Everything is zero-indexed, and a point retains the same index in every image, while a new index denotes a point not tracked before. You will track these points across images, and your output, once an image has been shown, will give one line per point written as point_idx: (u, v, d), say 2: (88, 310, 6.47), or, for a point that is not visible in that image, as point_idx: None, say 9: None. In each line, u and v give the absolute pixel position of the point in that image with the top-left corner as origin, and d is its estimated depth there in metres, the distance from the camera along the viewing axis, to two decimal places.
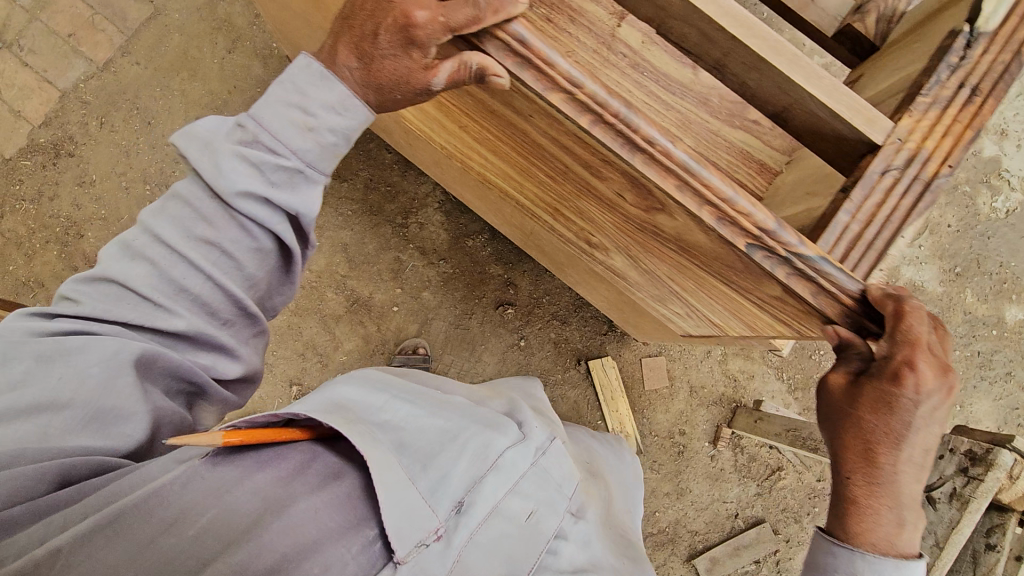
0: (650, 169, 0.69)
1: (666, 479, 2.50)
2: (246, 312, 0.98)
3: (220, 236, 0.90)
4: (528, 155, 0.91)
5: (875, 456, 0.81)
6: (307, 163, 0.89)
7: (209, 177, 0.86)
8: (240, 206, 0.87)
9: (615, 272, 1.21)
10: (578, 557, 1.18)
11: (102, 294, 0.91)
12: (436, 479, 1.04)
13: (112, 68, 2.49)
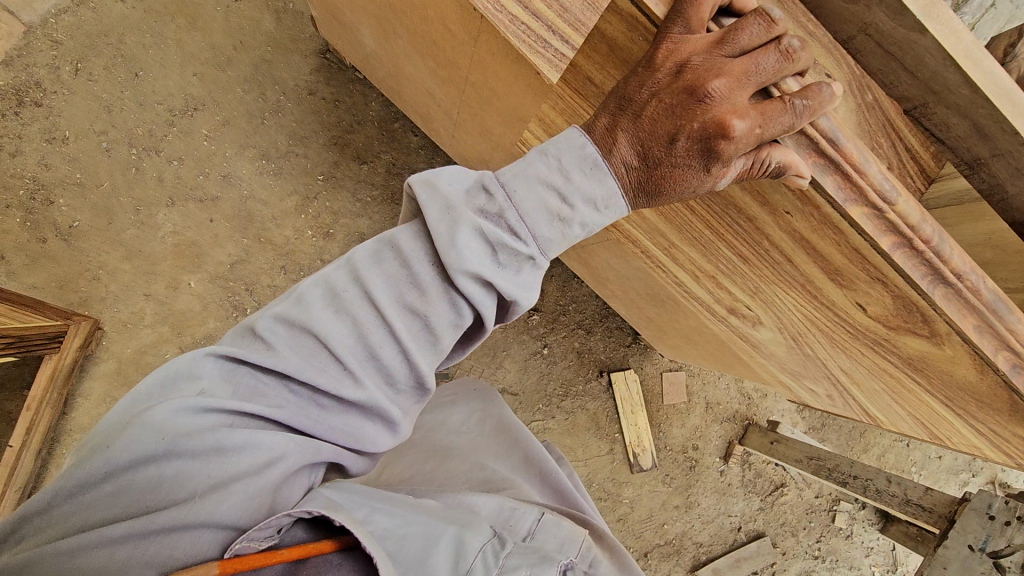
0: (951, 305, 0.59)
1: (676, 492, 2.50)
2: (422, 388, 0.88)
3: (428, 310, 0.81)
4: (728, 232, 0.78)
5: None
6: (543, 251, 0.74)
7: (443, 246, 0.71)
8: (462, 285, 0.73)
9: (742, 337, 1.11)
10: None
11: (299, 350, 0.81)
12: None
13: (92, 3, 2.10)
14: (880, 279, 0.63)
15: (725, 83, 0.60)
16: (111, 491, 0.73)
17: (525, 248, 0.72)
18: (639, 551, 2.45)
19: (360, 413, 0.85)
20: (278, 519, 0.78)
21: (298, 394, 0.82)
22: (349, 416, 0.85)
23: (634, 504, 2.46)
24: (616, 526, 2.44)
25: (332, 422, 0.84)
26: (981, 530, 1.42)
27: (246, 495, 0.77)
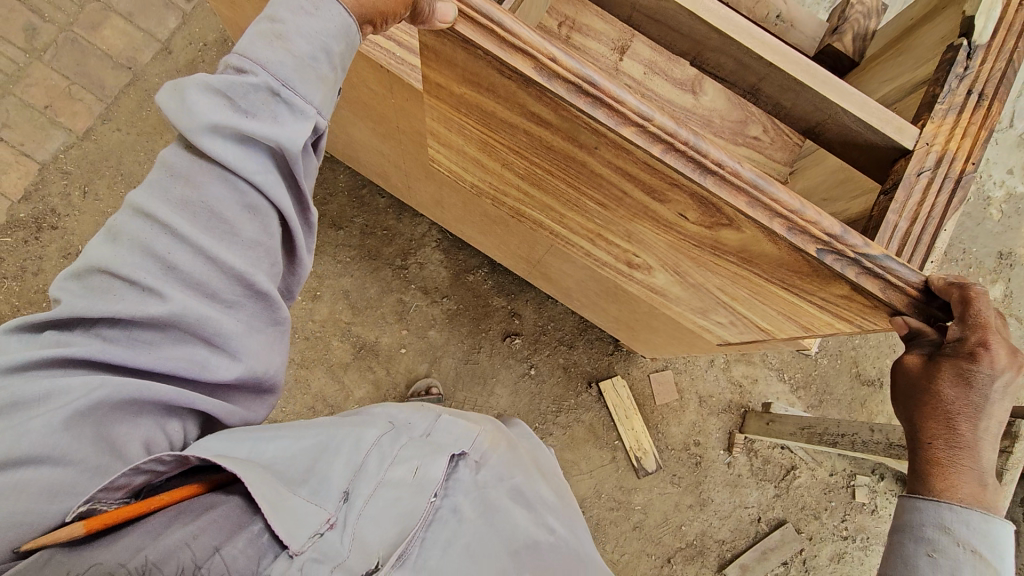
0: (723, 189, 0.76)
1: (687, 492, 2.53)
2: (257, 292, 0.83)
3: (204, 195, 0.79)
4: (582, 185, 0.96)
5: (955, 426, 0.77)
6: (281, 82, 0.79)
7: (176, 123, 0.78)
8: (208, 152, 0.78)
9: (652, 290, 1.26)
10: (503, 487, 0.98)
11: (86, 289, 0.77)
12: (313, 480, 0.90)
13: (93, 135, 2.44)
14: (673, 180, 0.79)
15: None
16: None
17: (257, 78, 0.78)
18: (662, 558, 2.47)
19: (183, 330, 0.79)
20: (123, 476, 0.76)
21: (105, 337, 0.78)
22: (167, 343, 0.79)
23: (647, 509, 2.50)
24: (633, 534, 2.48)
25: (147, 356, 0.78)
26: None
27: (42, 438, 0.72)
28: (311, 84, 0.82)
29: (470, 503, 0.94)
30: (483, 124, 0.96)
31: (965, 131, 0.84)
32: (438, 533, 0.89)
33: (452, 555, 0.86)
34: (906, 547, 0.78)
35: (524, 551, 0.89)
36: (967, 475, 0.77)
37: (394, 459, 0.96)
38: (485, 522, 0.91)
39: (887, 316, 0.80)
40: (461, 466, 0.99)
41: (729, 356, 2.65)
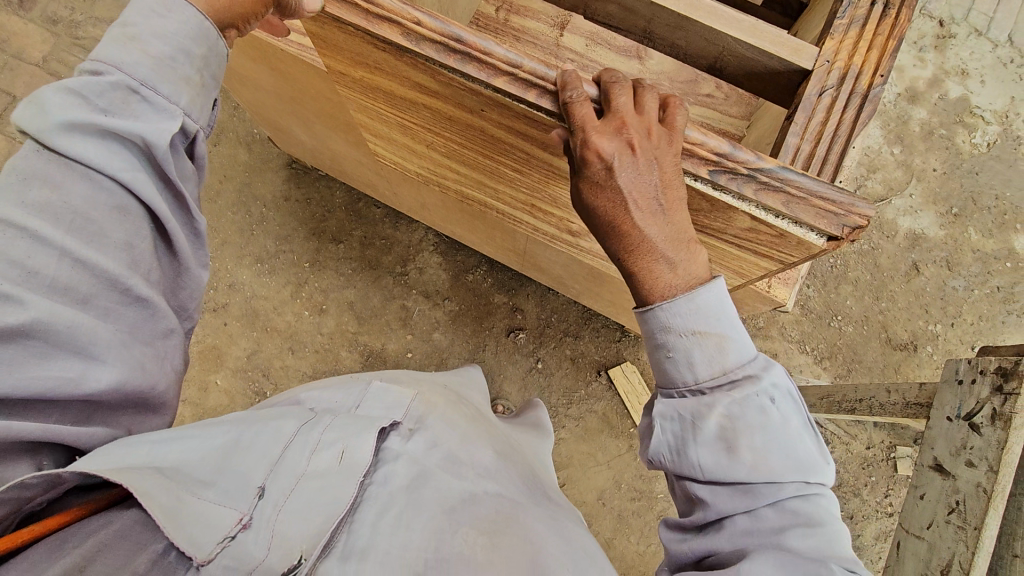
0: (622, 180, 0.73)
1: None
2: (135, 297, 0.87)
3: (65, 197, 0.81)
4: (492, 153, 0.96)
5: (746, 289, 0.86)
6: (141, 82, 0.86)
7: (29, 127, 0.82)
8: (75, 153, 0.82)
9: (604, 258, 1.24)
10: (432, 458, 1.10)
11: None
12: (224, 487, 0.94)
13: None
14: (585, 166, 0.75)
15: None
16: None
17: (116, 77, 0.84)
18: None
19: (54, 345, 0.79)
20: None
21: None
22: (23, 360, 0.76)
23: (671, 497, 2.42)
24: (658, 523, 2.40)
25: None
26: (954, 399, 1.36)
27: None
28: (174, 83, 0.89)
29: (401, 474, 1.05)
30: (390, 105, 0.98)
31: (870, 44, 0.79)
32: (372, 508, 0.99)
33: (385, 528, 0.96)
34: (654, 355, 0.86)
35: (457, 513, 1.01)
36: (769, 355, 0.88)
37: (317, 446, 1.03)
38: (415, 493, 1.02)
39: (795, 245, 0.76)
40: (392, 437, 1.11)
41: None
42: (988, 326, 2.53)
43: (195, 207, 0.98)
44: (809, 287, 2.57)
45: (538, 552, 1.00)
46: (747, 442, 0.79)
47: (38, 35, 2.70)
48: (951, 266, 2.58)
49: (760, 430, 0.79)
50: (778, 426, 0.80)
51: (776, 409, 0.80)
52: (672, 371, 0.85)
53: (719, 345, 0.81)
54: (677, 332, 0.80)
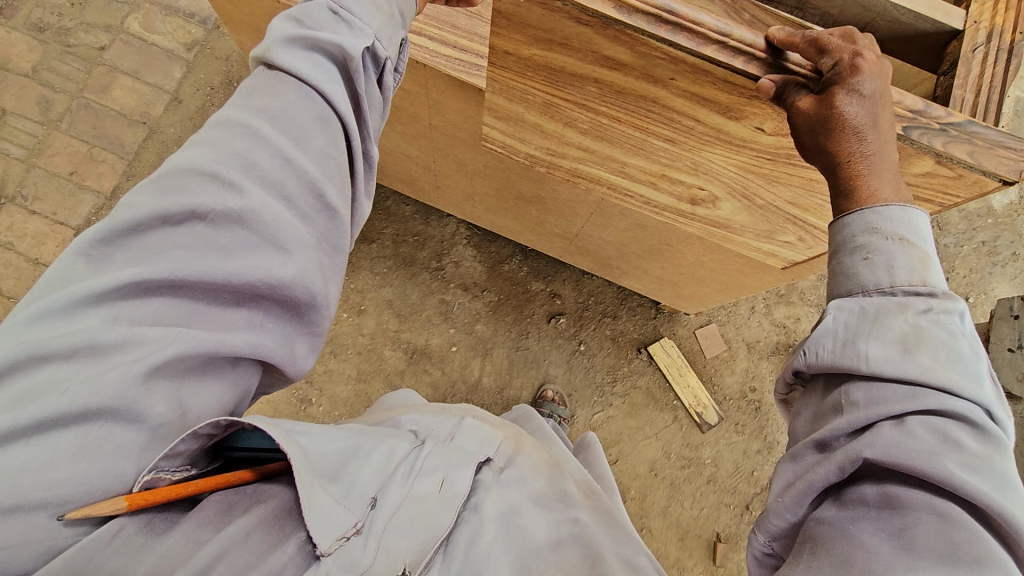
0: (876, 107, 0.83)
1: (754, 438, 2.56)
2: (325, 206, 0.86)
3: (280, 101, 0.85)
4: (649, 124, 1.02)
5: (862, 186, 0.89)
6: (341, 6, 0.93)
7: (259, 48, 0.88)
8: (286, 62, 0.86)
9: (716, 224, 1.31)
10: (521, 495, 1.13)
11: (162, 189, 0.77)
12: (344, 483, 0.94)
13: (122, 193, 2.48)
14: (853, 70, 0.83)
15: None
16: (29, 453, 0.65)
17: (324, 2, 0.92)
18: (740, 506, 2.48)
19: (261, 237, 0.78)
20: (184, 444, 0.74)
21: (191, 244, 0.75)
22: (241, 247, 0.77)
23: (718, 461, 2.53)
24: (708, 489, 2.50)
25: (221, 258, 0.75)
26: (1013, 331, 1.52)
27: (117, 386, 0.68)
28: (368, 7, 0.95)
29: (491, 504, 1.08)
30: (549, 82, 1.01)
31: (1008, 6, 0.97)
32: (462, 538, 1.03)
33: (475, 555, 0.99)
34: (843, 263, 0.85)
35: (540, 550, 1.01)
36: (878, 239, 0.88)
37: (420, 473, 1.05)
38: (504, 525, 1.05)
39: (965, 185, 0.89)
40: (485, 470, 1.16)
41: (768, 300, 2.70)
42: (978, 278, 2.78)
43: (371, 133, 0.98)
44: None
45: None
46: (930, 351, 0.74)
47: (24, 43, 2.53)
48: (942, 226, 2.83)
49: (946, 351, 0.74)
50: (966, 357, 0.75)
51: (971, 345, 0.76)
52: (863, 276, 0.82)
53: (919, 262, 0.80)
54: (882, 236, 0.81)
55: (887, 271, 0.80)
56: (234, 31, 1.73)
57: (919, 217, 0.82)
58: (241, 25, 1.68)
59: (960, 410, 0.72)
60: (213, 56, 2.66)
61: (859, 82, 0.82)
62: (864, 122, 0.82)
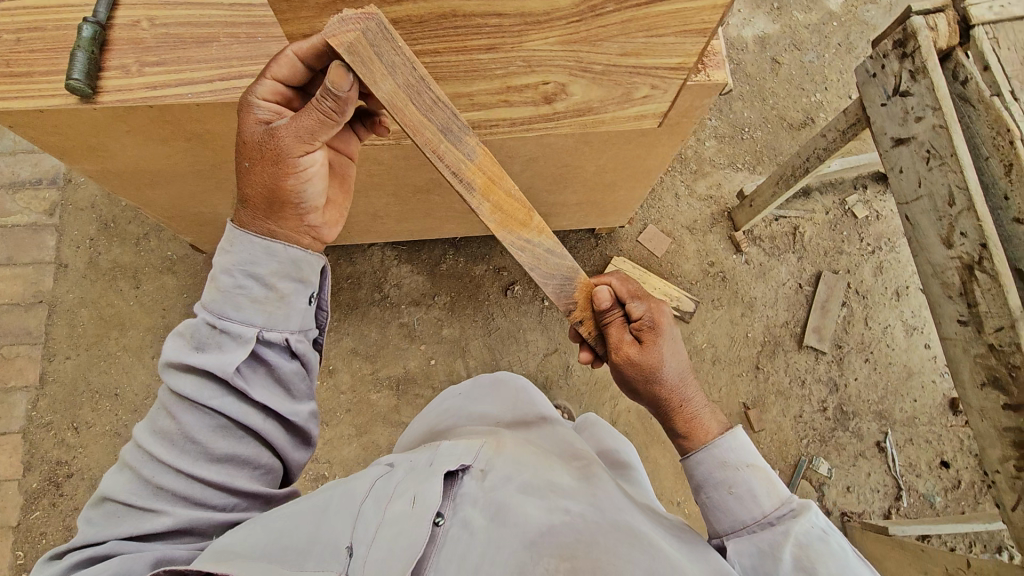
0: (673, 341, 1.36)
1: (733, 304, 2.65)
2: (243, 493, 1.12)
3: (181, 425, 1.06)
4: (465, 40, 1.09)
5: (683, 407, 1.34)
6: (220, 319, 1.09)
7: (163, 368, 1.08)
8: (178, 391, 1.07)
9: (581, 113, 1.36)
10: (510, 487, 1.18)
11: (108, 512, 1.04)
12: (306, 547, 1.05)
13: (49, 376, 2.46)
14: (654, 326, 1.35)
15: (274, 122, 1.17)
16: None
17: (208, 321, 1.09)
18: (751, 369, 2.57)
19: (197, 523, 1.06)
20: None
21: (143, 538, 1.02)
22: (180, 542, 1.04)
23: (713, 341, 2.60)
24: (716, 368, 2.56)
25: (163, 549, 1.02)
26: (878, 87, 1.59)
27: None
28: (242, 309, 1.10)
29: (478, 511, 1.13)
30: None
31: None
32: (456, 550, 1.07)
33: (469, 566, 1.03)
34: (713, 496, 1.26)
35: (537, 542, 1.04)
36: (700, 407, 1.34)
37: (389, 507, 1.12)
38: (496, 529, 1.08)
39: None
40: (467, 479, 1.21)
41: (687, 181, 2.81)
42: (850, 76, 2.95)
43: (286, 403, 1.17)
44: (711, 119, 2.91)
45: (628, 568, 1.01)
46: (825, 567, 1.07)
47: None
48: (799, 46, 3.00)
49: (833, 561, 1.08)
50: (845, 555, 1.10)
51: (834, 537, 1.13)
52: (736, 508, 1.23)
53: (768, 483, 1.22)
54: (733, 470, 1.24)
55: (754, 498, 1.21)
56: (74, 165, 1.71)
57: (742, 438, 1.27)
58: (78, 156, 1.67)
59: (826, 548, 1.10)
60: (79, 210, 2.62)
61: (659, 327, 1.35)
62: (668, 347, 1.33)
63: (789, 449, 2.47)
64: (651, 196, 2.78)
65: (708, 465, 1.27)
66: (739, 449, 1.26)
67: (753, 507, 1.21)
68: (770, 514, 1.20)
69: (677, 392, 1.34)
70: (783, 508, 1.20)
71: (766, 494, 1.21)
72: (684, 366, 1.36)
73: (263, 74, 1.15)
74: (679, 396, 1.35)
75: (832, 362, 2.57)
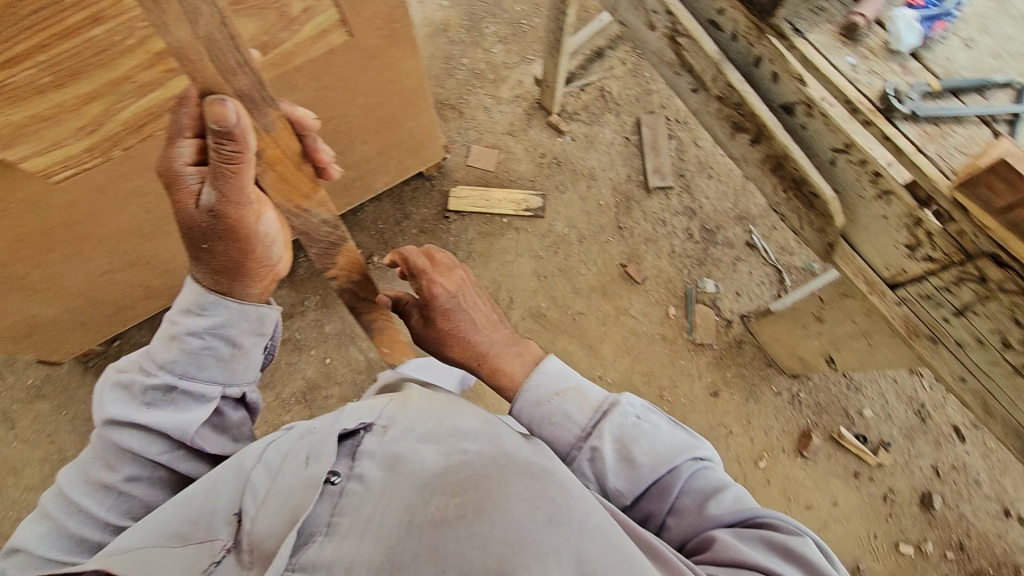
0: (453, 296, 1.44)
1: (577, 181, 2.72)
2: None
3: (119, 474, 1.12)
4: None
5: (484, 355, 1.39)
6: (180, 376, 1.15)
7: (97, 418, 1.12)
8: (121, 443, 1.11)
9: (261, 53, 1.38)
10: (410, 434, 1.15)
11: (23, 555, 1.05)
12: (206, 522, 1.09)
13: None
14: (431, 291, 1.44)
15: (216, 193, 1.01)
16: None
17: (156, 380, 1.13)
18: (616, 231, 2.64)
19: None
20: None
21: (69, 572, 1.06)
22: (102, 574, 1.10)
23: (573, 221, 2.66)
24: (586, 244, 2.62)
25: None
26: None
27: None
28: (205, 367, 1.17)
29: (376, 466, 1.10)
30: None
31: None
32: (351, 503, 1.04)
33: (362, 519, 1.00)
34: (542, 430, 1.25)
35: (431, 483, 1.03)
36: (503, 351, 1.39)
37: (279, 470, 1.15)
38: (391, 475, 1.07)
39: None
40: (369, 436, 1.17)
41: (490, 92, 2.86)
42: None
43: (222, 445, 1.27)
44: (490, 26, 2.97)
45: (516, 500, 0.99)
46: (641, 455, 1.16)
47: None
48: None
49: (654, 449, 1.17)
50: (656, 432, 1.19)
51: (645, 418, 1.21)
52: (560, 436, 1.23)
53: (578, 397, 1.25)
54: (548, 399, 1.26)
55: (571, 419, 1.23)
56: None
57: (553, 362, 1.32)
58: None
59: (653, 437, 1.18)
60: None
61: (433, 286, 1.44)
62: (444, 301, 1.42)
63: (675, 284, 2.56)
64: (464, 119, 2.81)
65: (530, 406, 1.27)
66: (555, 378, 1.29)
67: (581, 432, 1.22)
68: (588, 425, 1.21)
69: (469, 346, 1.40)
70: (598, 412, 1.22)
71: (594, 410, 1.23)
72: (495, 335, 1.42)
73: (179, 126, 0.96)
74: (482, 349, 1.39)
75: (681, 193, 2.69)
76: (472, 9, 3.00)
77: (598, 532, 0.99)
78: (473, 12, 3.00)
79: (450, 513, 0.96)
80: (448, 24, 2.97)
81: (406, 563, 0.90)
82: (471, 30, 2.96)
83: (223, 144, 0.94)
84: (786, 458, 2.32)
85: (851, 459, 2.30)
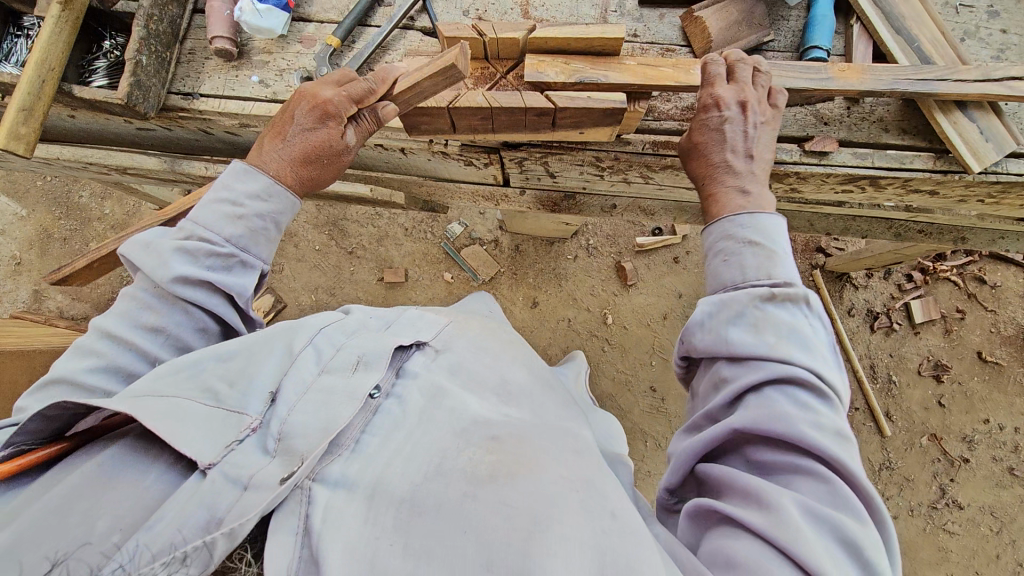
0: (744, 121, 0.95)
1: (284, 249, 2.50)
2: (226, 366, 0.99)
3: (169, 323, 0.90)
4: None
5: (723, 166, 0.95)
6: (242, 249, 0.97)
7: (153, 276, 0.89)
8: (184, 296, 0.90)
9: None
10: (448, 377, 0.90)
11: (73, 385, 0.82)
12: (241, 381, 0.81)
13: None
14: (705, 105, 0.96)
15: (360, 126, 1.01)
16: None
17: (224, 249, 0.94)
18: (353, 257, 2.49)
19: None
20: None
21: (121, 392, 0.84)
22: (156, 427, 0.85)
23: (314, 284, 2.47)
24: (341, 290, 2.46)
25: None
26: None
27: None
28: (257, 245, 0.99)
29: (420, 395, 0.85)
30: None
31: None
32: (383, 426, 0.81)
33: (389, 453, 0.75)
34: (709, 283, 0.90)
35: (471, 430, 0.79)
36: (749, 185, 0.94)
37: (329, 362, 0.86)
38: (437, 405, 0.83)
39: None
40: (416, 356, 0.94)
41: None
42: None
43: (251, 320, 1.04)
44: (85, 194, 2.61)
45: (552, 463, 0.74)
46: (779, 365, 0.75)
47: None
48: None
49: (797, 370, 0.76)
50: (819, 382, 0.76)
51: (815, 363, 0.77)
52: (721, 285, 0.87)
53: (769, 258, 0.85)
54: (739, 248, 0.87)
55: (731, 305, 0.83)
56: None
57: (773, 225, 0.88)
58: None
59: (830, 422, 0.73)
60: None
61: (711, 115, 0.95)
62: (734, 143, 0.95)
63: (433, 253, 2.47)
64: None
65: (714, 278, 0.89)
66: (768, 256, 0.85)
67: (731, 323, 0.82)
68: (745, 315, 0.81)
69: (711, 164, 0.96)
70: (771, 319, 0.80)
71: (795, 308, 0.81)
72: (757, 176, 0.95)
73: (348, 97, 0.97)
74: (712, 167, 0.96)
75: None
76: (54, 195, 2.60)
77: (626, 503, 0.74)
78: (56, 197, 2.60)
79: (483, 472, 0.70)
80: (45, 229, 2.56)
81: (428, 511, 0.67)
82: (71, 213, 2.58)
83: (358, 128, 1.00)
84: (622, 297, 2.39)
85: (663, 252, 2.42)
